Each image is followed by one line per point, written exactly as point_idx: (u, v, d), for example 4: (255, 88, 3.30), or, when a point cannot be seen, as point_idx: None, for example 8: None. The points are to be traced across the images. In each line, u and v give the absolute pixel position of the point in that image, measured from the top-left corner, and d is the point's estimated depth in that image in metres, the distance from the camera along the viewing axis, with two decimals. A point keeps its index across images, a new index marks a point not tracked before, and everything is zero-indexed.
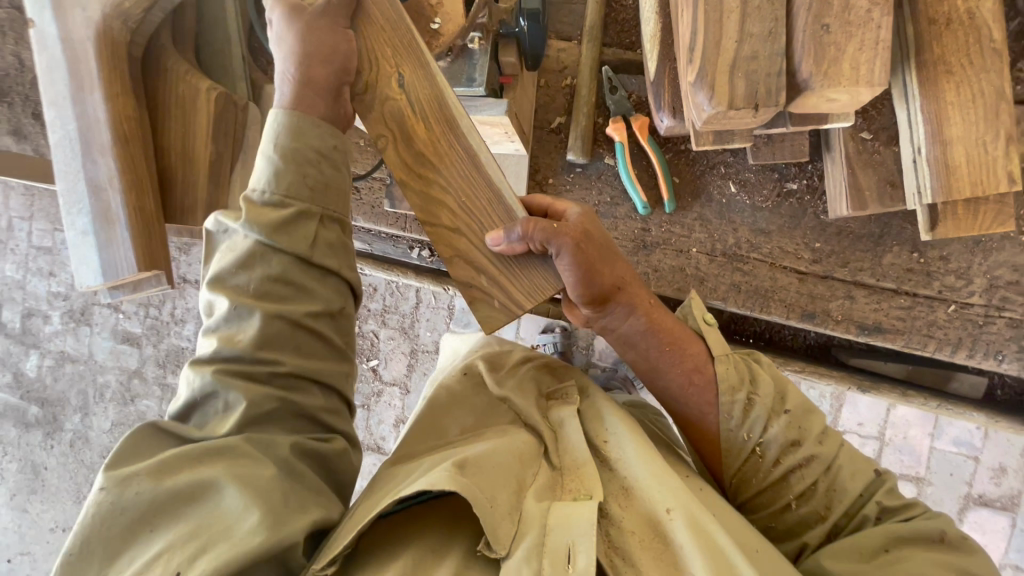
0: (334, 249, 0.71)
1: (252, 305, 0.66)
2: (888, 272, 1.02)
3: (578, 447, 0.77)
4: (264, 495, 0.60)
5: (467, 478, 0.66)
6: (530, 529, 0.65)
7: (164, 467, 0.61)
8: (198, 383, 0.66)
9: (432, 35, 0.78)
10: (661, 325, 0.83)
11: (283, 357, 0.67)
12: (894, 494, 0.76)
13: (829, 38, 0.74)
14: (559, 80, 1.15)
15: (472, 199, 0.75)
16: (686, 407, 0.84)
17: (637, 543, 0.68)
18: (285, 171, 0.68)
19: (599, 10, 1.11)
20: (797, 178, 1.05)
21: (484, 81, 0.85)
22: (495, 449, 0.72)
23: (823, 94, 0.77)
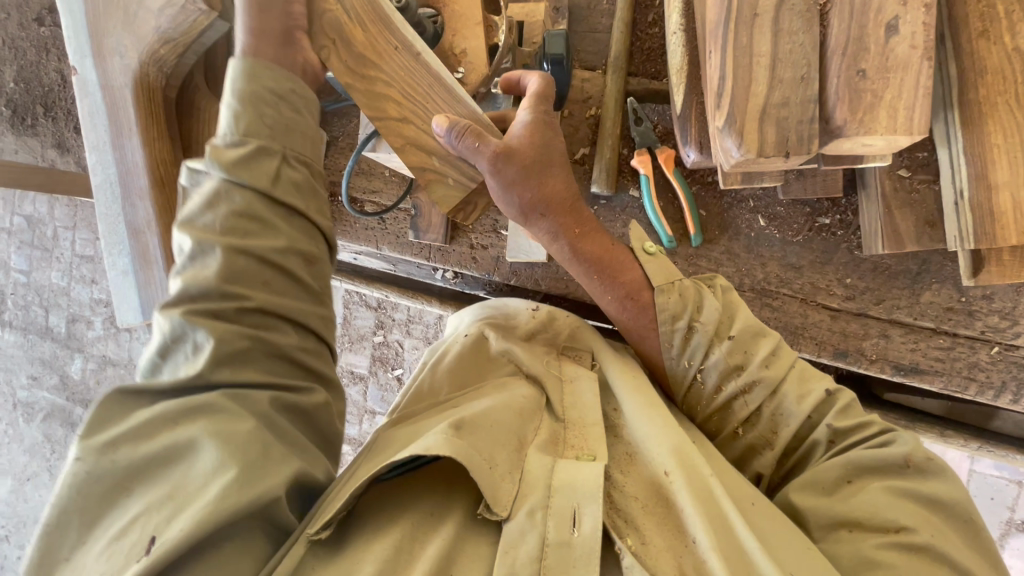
0: (300, 189, 0.68)
1: (214, 243, 0.63)
2: (927, 311, 0.98)
3: (587, 405, 0.74)
4: (240, 457, 0.56)
5: (464, 438, 0.63)
6: (535, 490, 0.63)
7: (137, 432, 0.57)
8: (168, 330, 0.61)
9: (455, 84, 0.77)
10: (590, 229, 0.84)
11: (249, 295, 0.63)
12: (848, 413, 0.73)
13: (865, 84, 0.72)
14: (583, 110, 1.14)
15: (417, 92, 0.73)
16: (641, 313, 0.82)
17: (640, 507, 0.66)
18: (245, 112, 0.65)
19: (624, 40, 1.09)
20: (830, 213, 1.02)
21: None
22: (503, 409, 0.69)
23: (858, 140, 0.75)
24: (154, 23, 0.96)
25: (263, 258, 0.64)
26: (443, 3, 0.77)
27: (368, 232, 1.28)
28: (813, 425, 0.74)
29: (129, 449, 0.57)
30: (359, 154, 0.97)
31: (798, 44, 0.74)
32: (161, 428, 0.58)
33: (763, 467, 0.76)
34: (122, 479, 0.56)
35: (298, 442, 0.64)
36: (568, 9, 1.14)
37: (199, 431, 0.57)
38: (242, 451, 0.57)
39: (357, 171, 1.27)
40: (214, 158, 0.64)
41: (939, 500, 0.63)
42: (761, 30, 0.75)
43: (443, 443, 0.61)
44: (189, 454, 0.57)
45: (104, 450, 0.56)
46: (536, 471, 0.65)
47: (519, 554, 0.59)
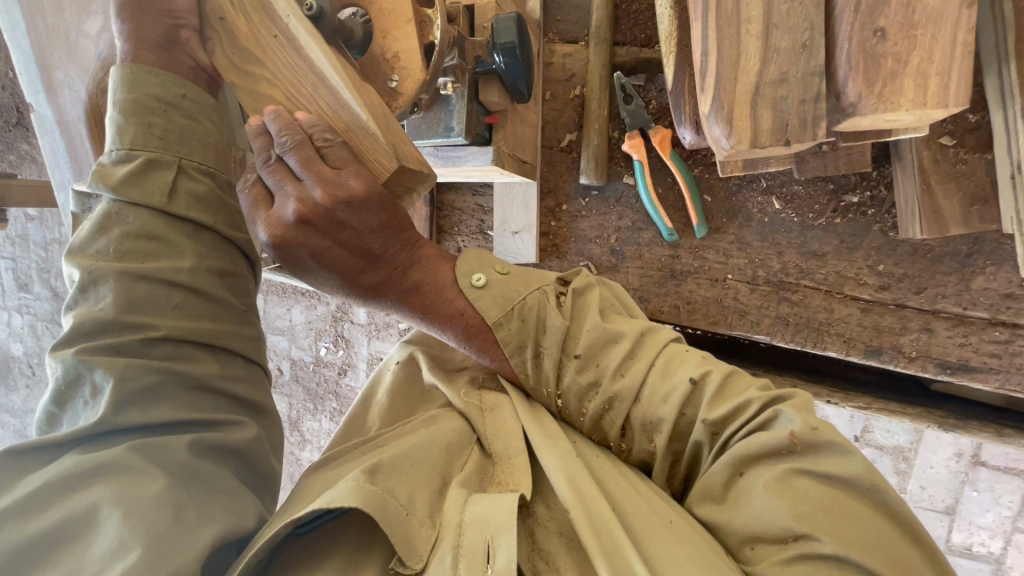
0: (202, 201, 0.64)
1: (108, 269, 0.59)
2: (980, 299, 0.83)
3: (512, 431, 0.63)
4: (149, 519, 0.51)
5: (373, 482, 0.55)
6: (448, 531, 0.54)
7: (30, 502, 0.52)
8: (61, 374, 0.57)
9: (391, 95, 0.68)
10: (412, 257, 0.66)
11: (150, 322, 0.59)
12: (720, 396, 0.57)
13: (885, 47, 0.57)
14: (566, 90, 1.02)
15: (298, 93, 0.62)
16: (494, 348, 0.65)
17: (565, 547, 0.56)
18: (128, 122, 0.61)
19: (606, 5, 0.95)
20: (858, 189, 0.87)
21: (464, 128, 0.76)
22: (421, 448, 0.60)
23: (879, 117, 0.61)
24: (94, 49, 0.91)
25: (164, 278, 0.60)
26: (369, 1, 0.66)
27: None
28: (691, 421, 0.58)
29: (20, 522, 0.52)
30: None
31: (797, 2, 0.60)
32: (60, 495, 0.53)
33: (658, 477, 0.62)
34: (7, 562, 0.50)
35: (227, 487, 0.59)
36: None
37: (102, 495, 0.52)
38: (153, 509, 0.52)
39: None
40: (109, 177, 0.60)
41: (832, 476, 0.51)
42: None
43: (350, 493, 0.53)
44: (92, 523, 0.52)
45: None
46: (451, 508, 0.56)
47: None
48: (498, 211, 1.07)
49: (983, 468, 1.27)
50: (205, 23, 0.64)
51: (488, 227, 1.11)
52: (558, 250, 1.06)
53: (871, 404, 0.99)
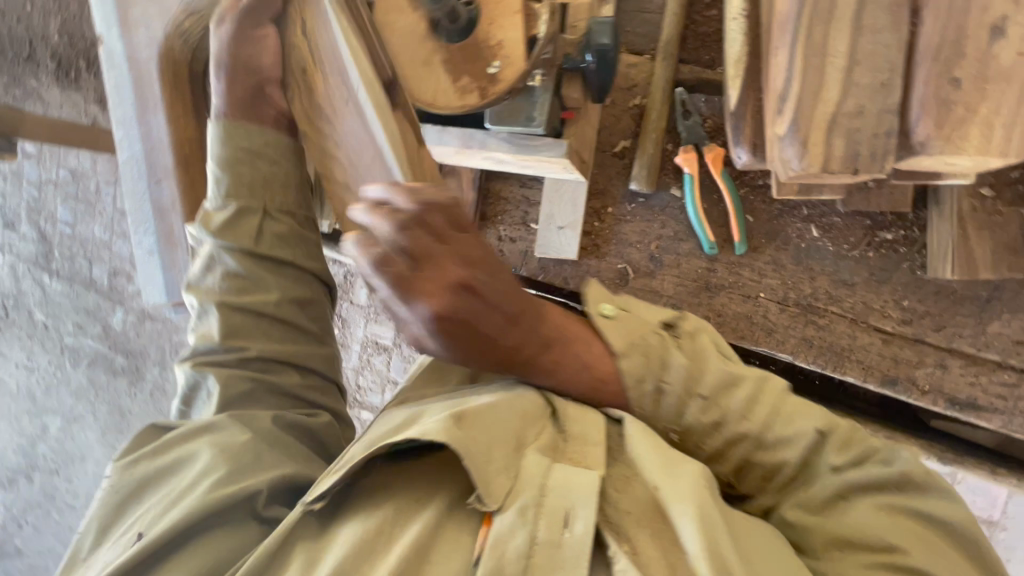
0: (283, 240, 0.77)
1: (214, 302, 0.75)
2: (993, 343, 0.90)
3: (585, 411, 0.67)
4: (236, 460, 0.65)
5: (465, 428, 0.58)
6: (526, 486, 0.57)
7: (154, 452, 0.68)
8: (184, 378, 0.75)
9: (489, 80, 0.70)
10: (530, 314, 0.70)
11: (247, 343, 0.74)
12: (839, 443, 0.64)
13: (958, 95, 0.63)
14: (627, 97, 1.06)
15: (411, 82, 0.69)
16: (611, 383, 0.70)
17: (632, 522, 0.58)
18: (233, 159, 0.75)
19: (677, 23, 1.00)
20: (893, 227, 0.93)
21: (544, 121, 0.80)
22: (502, 405, 0.63)
23: (942, 159, 0.66)
24: None
25: (252, 308, 0.74)
26: None
27: None
28: (807, 463, 0.65)
29: (147, 461, 0.67)
30: None
31: (881, 45, 0.65)
32: (170, 446, 0.69)
33: (759, 504, 0.68)
34: (133, 488, 0.66)
35: (297, 453, 0.71)
36: None
37: (199, 445, 0.67)
38: (237, 451, 0.66)
39: None
40: (207, 225, 0.75)
41: (924, 513, 0.59)
42: (839, 27, 0.66)
43: (440, 431, 0.57)
44: (190, 464, 0.66)
45: (127, 467, 0.67)
46: (532, 468, 0.59)
47: (503, 550, 0.53)
48: (545, 205, 1.10)
49: None
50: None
51: (532, 219, 1.14)
52: (599, 251, 1.10)
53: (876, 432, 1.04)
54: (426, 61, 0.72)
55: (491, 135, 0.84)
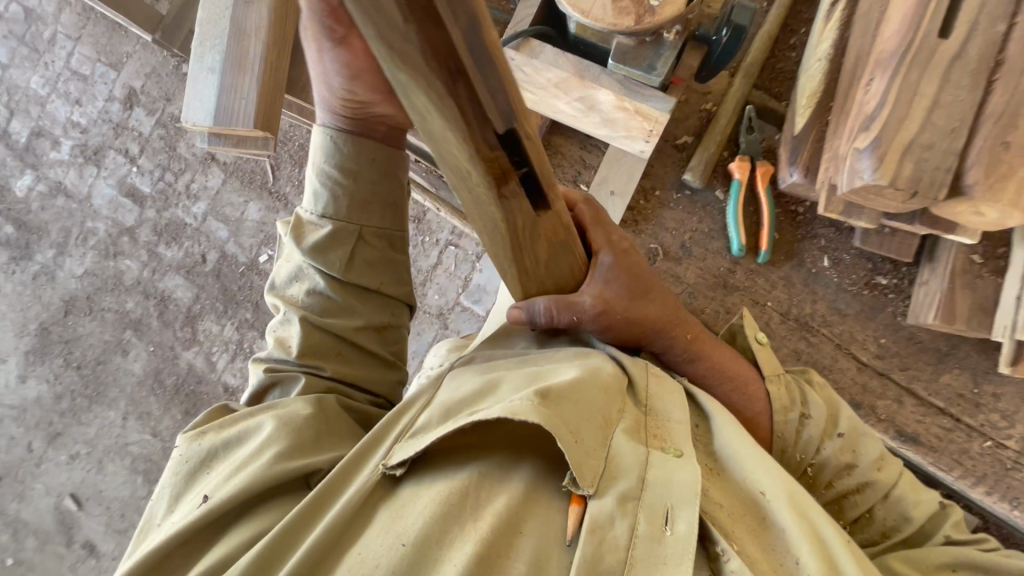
0: (374, 265, 0.80)
1: (314, 279, 0.78)
2: (942, 391, 1.06)
3: (670, 402, 0.75)
4: (298, 436, 0.68)
5: (551, 406, 0.63)
6: (627, 473, 0.64)
7: (220, 428, 0.71)
8: (258, 379, 0.77)
9: (647, 11, 0.76)
10: (653, 305, 0.84)
11: (331, 326, 0.76)
12: (959, 528, 0.75)
13: (1005, 155, 0.77)
14: (700, 100, 1.16)
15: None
16: (703, 346, 0.87)
17: (729, 516, 0.67)
18: (338, 203, 0.77)
19: (763, 51, 1.13)
20: (889, 275, 1.08)
21: (662, 73, 0.87)
22: (588, 389, 0.69)
23: (975, 205, 0.80)
24: None
25: (333, 332, 0.77)
26: None
27: None
28: (926, 531, 0.76)
29: (215, 435, 0.70)
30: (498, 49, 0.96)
31: (959, 97, 0.78)
32: (239, 419, 0.71)
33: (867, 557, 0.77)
34: (201, 463, 0.69)
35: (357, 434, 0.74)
36: None
37: (267, 416, 0.70)
38: (301, 424, 0.69)
39: None
40: (297, 236, 0.78)
41: None
42: (931, 74, 0.79)
43: (530, 409, 0.62)
44: (256, 434, 0.69)
45: (196, 438, 0.70)
46: (624, 455, 0.66)
47: (607, 535, 0.59)
48: (603, 170, 1.15)
49: None
50: None
51: (584, 181, 1.19)
52: (638, 226, 1.16)
53: None
54: None
55: (606, 72, 0.91)
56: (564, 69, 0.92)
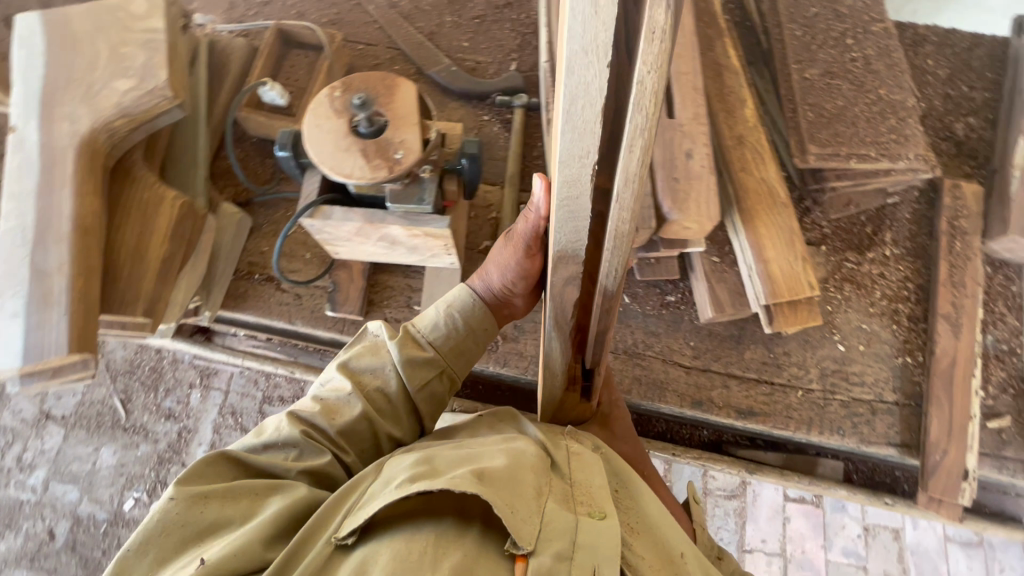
0: (433, 396, 1.04)
1: (394, 381, 1.00)
2: (750, 366, 1.29)
3: (591, 471, 0.92)
4: (286, 518, 0.80)
5: (488, 485, 0.78)
6: (560, 537, 0.79)
7: (225, 490, 0.82)
8: (275, 435, 0.91)
9: (396, 162, 0.98)
10: (627, 447, 1.18)
11: (386, 427, 0.97)
12: None
13: (679, 186, 1.08)
14: (486, 213, 1.43)
15: (341, 165, 0.98)
16: (651, 477, 1.20)
17: (647, 564, 0.82)
18: (444, 335, 1.05)
19: (517, 165, 1.44)
20: (673, 291, 1.34)
21: (433, 201, 1.08)
22: (519, 468, 0.84)
23: (680, 224, 1.10)
24: (114, 100, 1.10)
25: (382, 432, 0.96)
26: (390, 107, 1.01)
27: (281, 307, 1.35)
28: None
29: (217, 497, 0.81)
30: (294, 221, 1.10)
31: None
32: (241, 489, 0.83)
33: None
34: (196, 524, 0.79)
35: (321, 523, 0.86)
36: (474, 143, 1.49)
37: (272, 497, 0.83)
38: (302, 507, 0.83)
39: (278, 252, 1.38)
40: (403, 346, 1.01)
41: None
42: None
43: (470, 483, 0.77)
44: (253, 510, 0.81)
45: (194, 500, 0.80)
46: (556, 522, 0.80)
47: None
48: (427, 287, 1.33)
49: None
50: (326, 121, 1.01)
51: (415, 301, 1.34)
52: None
53: (685, 456, 1.38)
54: (345, 147, 0.99)
55: (389, 213, 1.10)
56: (354, 220, 1.10)
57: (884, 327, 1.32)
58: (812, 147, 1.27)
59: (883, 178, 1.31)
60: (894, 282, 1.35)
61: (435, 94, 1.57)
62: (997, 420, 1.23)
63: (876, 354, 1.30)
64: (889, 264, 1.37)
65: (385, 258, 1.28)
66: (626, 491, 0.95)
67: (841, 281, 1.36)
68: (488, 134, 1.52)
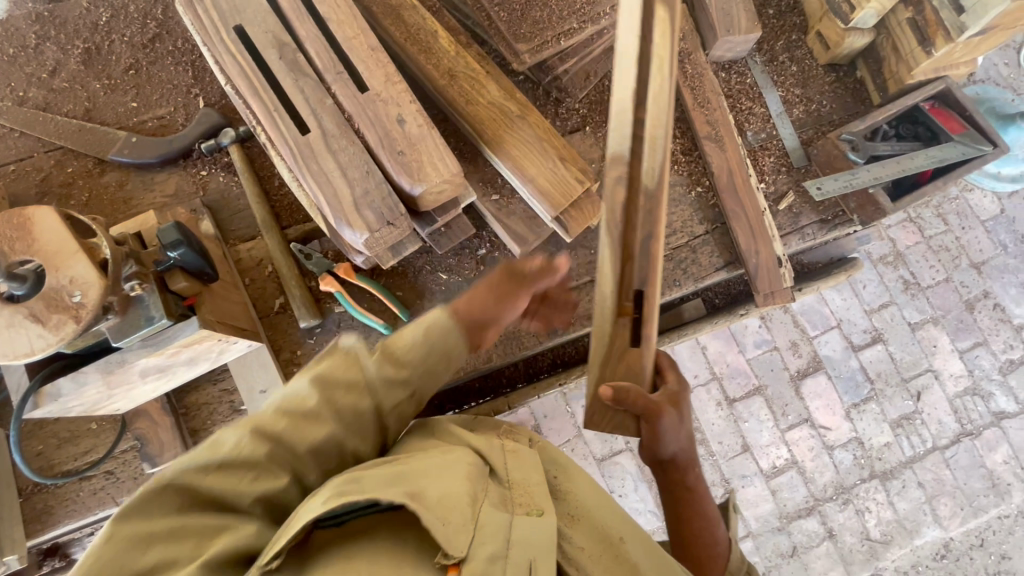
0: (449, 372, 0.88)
1: (427, 345, 0.84)
2: (581, 271, 1.30)
3: (526, 469, 0.84)
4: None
5: (421, 505, 0.66)
6: (491, 540, 0.68)
7: (152, 540, 0.58)
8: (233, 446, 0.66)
9: (77, 307, 0.80)
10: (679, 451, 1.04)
11: (405, 397, 0.82)
12: None
13: (407, 158, 1.00)
14: (261, 271, 1.27)
15: (16, 347, 0.79)
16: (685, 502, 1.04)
17: (587, 556, 0.80)
18: (477, 300, 0.93)
19: (263, 206, 1.28)
20: (481, 245, 1.29)
21: (164, 312, 0.91)
22: (449, 475, 0.73)
23: (431, 192, 1.02)
24: None
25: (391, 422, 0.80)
26: (32, 250, 0.81)
27: (98, 494, 1.14)
28: None
29: (146, 550, 0.57)
30: (21, 416, 0.92)
31: (351, 154, 1.00)
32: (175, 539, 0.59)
33: None
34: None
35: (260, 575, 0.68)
36: (207, 207, 1.29)
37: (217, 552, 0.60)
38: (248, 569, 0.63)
39: (56, 442, 1.15)
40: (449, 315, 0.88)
41: None
42: (322, 157, 1.00)
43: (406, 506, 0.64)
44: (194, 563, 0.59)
45: (132, 548, 0.57)
46: (491, 524, 0.70)
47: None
48: (240, 382, 1.17)
49: (735, 400, 2.23)
50: None
51: (239, 402, 1.19)
52: None
53: (576, 376, 1.40)
54: (8, 323, 0.79)
55: (127, 350, 0.93)
56: (91, 380, 0.91)
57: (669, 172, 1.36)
58: (522, 47, 1.23)
59: (599, 41, 1.31)
60: None
61: (134, 176, 1.32)
62: (785, 201, 1.35)
63: (675, 199, 1.35)
64: None
65: (173, 384, 1.11)
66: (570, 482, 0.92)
67: None
68: (217, 189, 1.32)
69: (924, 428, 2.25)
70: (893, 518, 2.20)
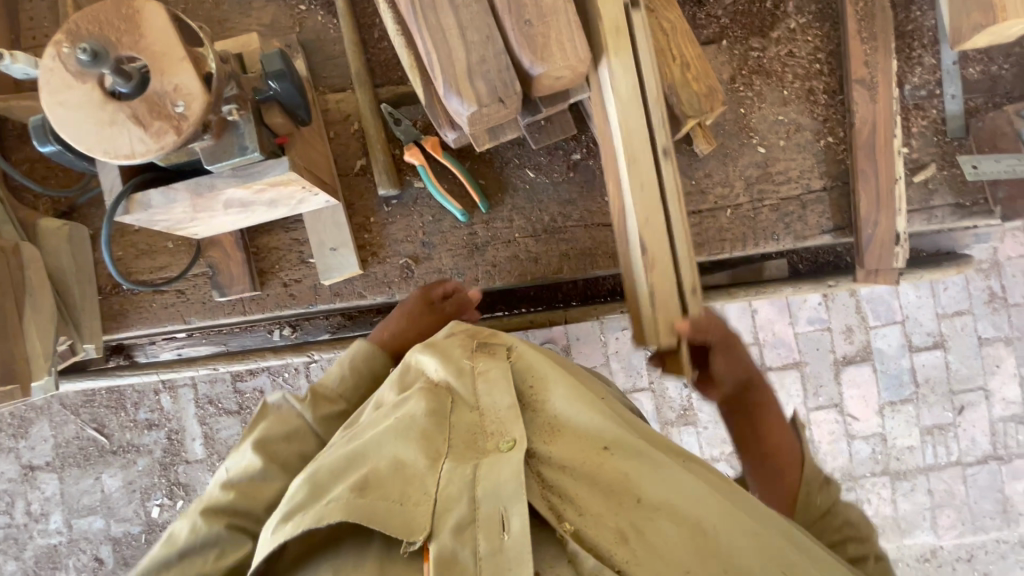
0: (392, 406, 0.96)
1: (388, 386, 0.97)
2: None
3: (497, 391, 0.78)
4: None
5: (368, 495, 0.67)
6: (456, 501, 0.66)
7: None
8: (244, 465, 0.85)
9: (179, 119, 0.78)
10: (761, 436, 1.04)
11: None
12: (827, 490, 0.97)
13: (534, 30, 0.89)
14: (346, 127, 1.21)
15: (117, 147, 0.77)
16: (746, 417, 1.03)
17: (570, 476, 0.72)
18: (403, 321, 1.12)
19: (359, 57, 1.19)
20: (577, 149, 1.20)
21: (257, 145, 0.88)
22: (406, 438, 0.72)
23: (549, 75, 0.92)
24: None
25: None
26: (142, 48, 0.76)
27: (168, 309, 1.20)
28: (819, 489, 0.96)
29: None
30: (112, 221, 0.93)
31: (474, 13, 0.90)
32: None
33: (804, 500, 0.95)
34: None
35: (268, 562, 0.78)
36: (302, 45, 1.21)
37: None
38: None
39: (136, 253, 1.19)
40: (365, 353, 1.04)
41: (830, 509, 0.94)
42: (443, 8, 0.90)
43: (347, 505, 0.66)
44: None
45: None
46: (451, 487, 0.68)
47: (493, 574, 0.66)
48: (313, 235, 1.17)
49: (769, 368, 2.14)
50: (63, 92, 0.76)
51: (308, 254, 1.20)
52: (377, 255, 1.20)
53: None
54: (111, 119, 0.76)
55: (217, 175, 0.91)
56: (180, 199, 0.91)
57: (801, 112, 1.21)
58: None
59: None
60: (805, 57, 1.21)
61: None
62: (923, 172, 1.19)
63: (798, 145, 1.21)
64: (797, 39, 1.21)
65: (250, 222, 1.11)
66: (547, 393, 0.80)
67: (750, 75, 1.21)
68: (314, 29, 1.23)
69: (955, 441, 2.10)
70: (890, 514, 2.11)
